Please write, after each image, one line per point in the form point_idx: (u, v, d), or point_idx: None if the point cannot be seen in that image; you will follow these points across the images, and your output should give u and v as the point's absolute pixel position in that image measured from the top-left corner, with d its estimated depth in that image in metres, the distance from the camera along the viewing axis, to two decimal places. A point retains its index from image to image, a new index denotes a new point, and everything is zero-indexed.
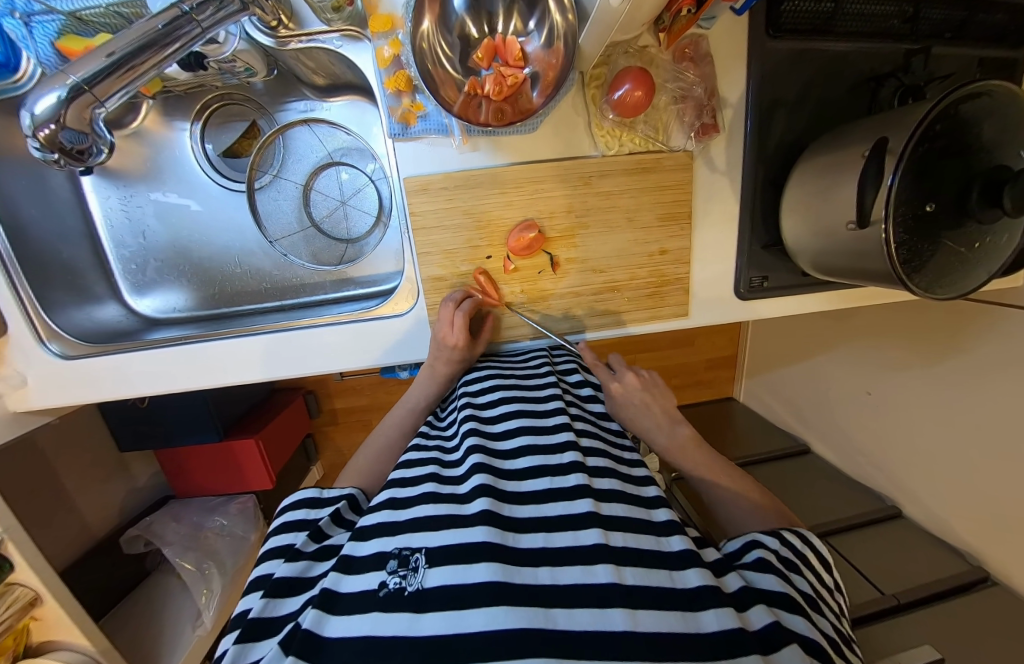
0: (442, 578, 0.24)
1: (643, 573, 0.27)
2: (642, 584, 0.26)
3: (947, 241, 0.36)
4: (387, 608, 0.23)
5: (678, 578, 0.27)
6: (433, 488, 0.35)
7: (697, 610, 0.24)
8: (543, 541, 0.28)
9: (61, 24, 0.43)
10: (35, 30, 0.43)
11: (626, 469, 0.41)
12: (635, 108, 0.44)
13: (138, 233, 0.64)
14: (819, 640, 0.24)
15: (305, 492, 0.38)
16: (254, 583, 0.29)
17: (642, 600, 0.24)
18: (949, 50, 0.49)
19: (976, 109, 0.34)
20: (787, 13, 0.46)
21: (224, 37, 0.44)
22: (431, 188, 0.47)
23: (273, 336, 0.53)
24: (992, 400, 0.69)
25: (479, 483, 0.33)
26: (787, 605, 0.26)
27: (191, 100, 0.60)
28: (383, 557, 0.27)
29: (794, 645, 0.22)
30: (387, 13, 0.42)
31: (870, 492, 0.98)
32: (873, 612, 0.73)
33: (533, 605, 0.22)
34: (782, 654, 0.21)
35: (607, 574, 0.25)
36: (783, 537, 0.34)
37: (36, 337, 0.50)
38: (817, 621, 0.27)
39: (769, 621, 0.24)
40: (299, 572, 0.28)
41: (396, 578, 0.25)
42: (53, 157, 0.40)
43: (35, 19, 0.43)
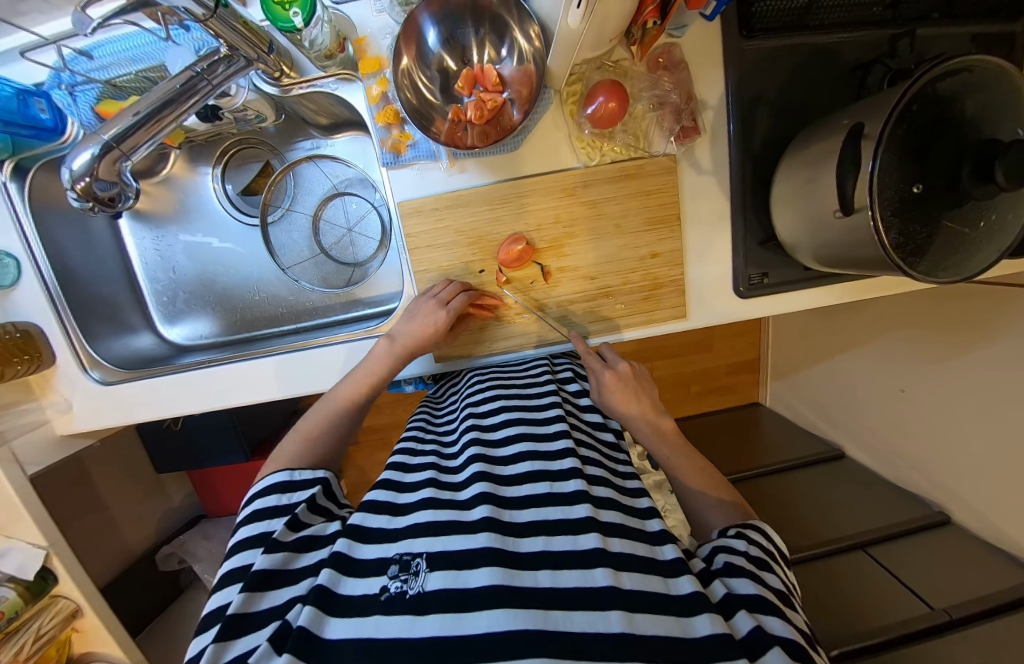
0: (443, 582, 0.25)
1: (640, 579, 0.26)
2: (639, 589, 0.25)
3: (945, 221, 0.35)
4: (389, 611, 0.23)
5: (672, 585, 0.27)
6: (432, 494, 0.35)
7: (690, 615, 0.24)
8: (543, 545, 0.28)
9: (99, 91, 0.50)
10: (78, 98, 0.50)
11: (620, 479, 0.41)
12: (611, 118, 0.45)
13: (168, 269, 0.70)
14: (796, 640, 0.24)
15: (274, 477, 0.37)
16: (228, 576, 0.30)
17: (641, 604, 0.24)
18: (938, 31, 0.48)
19: (955, 85, 0.34)
20: (759, 14, 0.47)
21: (236, 90, 0.49)
22: (423, 209, 0.50)
23: (286, 356, 0.57)
24: None
25: (479, 491, 0.34)
26: (764, 607, 0.26)
27: (212, 148, 0.67)
28: (385, 562, 0.28)
29: (777, 647, 0.22)
30: (375, 56, 0.46)
31: (915, 498, 0.90)
32: (925, 631, 0.66)
33: (532, 607, 0.22)
34: (771, 656, 0.21)
35: (604, 577, 0.25)
36: (749, 536, 0.35)
37: (80, 366, 0.56)
38: (790, 617, 0.27)
39: (754, 627, 0.24)
40: (279, 565, 0.29)
41: (397, 582, 0.26)
42: (88, 205, 0.45)
43: (78, 89, 0.50)
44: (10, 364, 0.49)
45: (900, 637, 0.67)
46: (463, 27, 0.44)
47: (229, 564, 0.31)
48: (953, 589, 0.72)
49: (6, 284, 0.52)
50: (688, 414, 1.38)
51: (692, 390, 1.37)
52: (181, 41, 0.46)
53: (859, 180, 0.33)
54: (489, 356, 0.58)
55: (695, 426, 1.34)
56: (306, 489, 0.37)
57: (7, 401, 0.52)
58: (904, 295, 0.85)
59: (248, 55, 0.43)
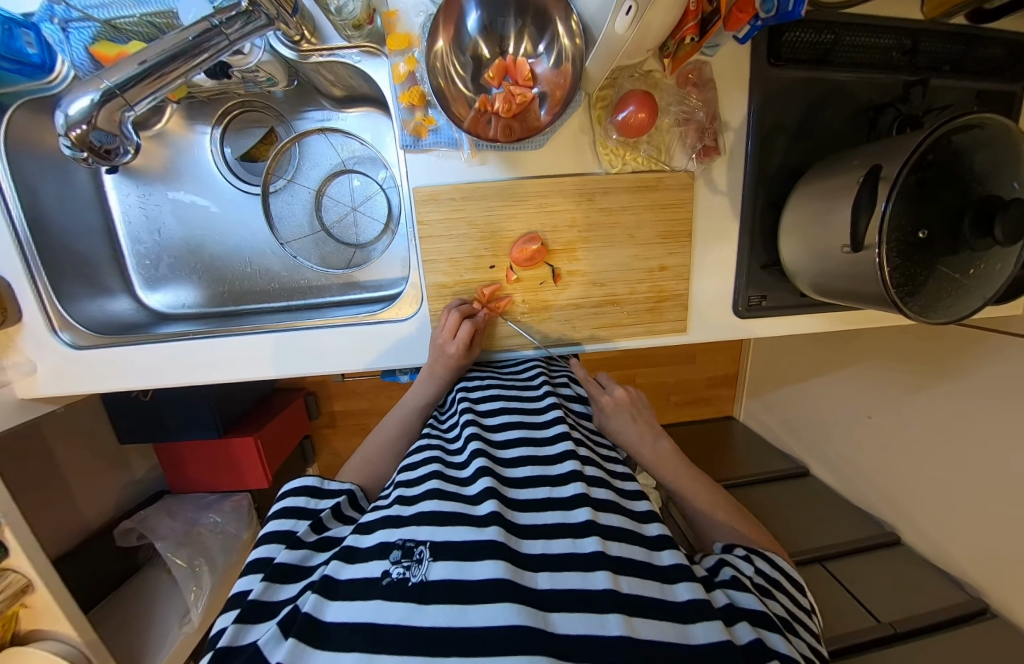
0: (447, 573, 0.24)
1: (638, 584, 0.26)
2: (637, 593, 0.25)
3: (941, 266, 0.37)
4: (391, 597, 0.22)
5: (668, 590, 0.27)
6: (437, 485, 0.34)
7: (686, 622, 0.24)
8: (543, 548, 0.28)
9: (96, 30, 0.46)
10: (71, 35, 0.46)
11: (617, 483, 0.41)
12: (639, 128, 0.45)
13: (154, 231, 0.66)
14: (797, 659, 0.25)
15: (304, 480, 0.38)
16: (252, 565, 0.30)
17: (639, 609, 0.24)
18: (941, 83, 0.52)
19: (969, 140, 0.36)
20: (788, 43, 0.49)
21: (251, 49, 0.48)
22: (439, 198, 0.49)
23: (282, 334, 0.54)
24: (992, 427, 0.69)
25: (485, 486, 0.33)
26: (766, 622, 0.27)
27: (212, 107, 0.63)
28: (386, 547, 0.27)
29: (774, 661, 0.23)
30: (404, 33, 0.45)
31: (870, 517, 0.96)
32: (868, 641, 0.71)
33: (534, 607, 0.22)
34: None
35: (603, 581, 0.25)
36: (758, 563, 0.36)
37: (49, 327, 0.52)
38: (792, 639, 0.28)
39: (755, 638, 0.25)
40: (298, 561, 0.29)
41: (400, 568, 0.25)
42: (82, 155, 0.43)
43: (73, 25, 0.46)
44: None
45: (851, 646, 0.72)
46: (504, 16, 0.43)
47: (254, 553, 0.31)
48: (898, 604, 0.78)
49: None
50: (667, 424, 1.42)
51: (673, 400, 1.41)
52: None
53: (873, 217, 0.34)
54: (494, 353, 0.57)
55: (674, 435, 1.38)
56: (332, 498, 0.38)
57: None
58: (882, 328, 0.90)
59: (270, 13, 0.40)
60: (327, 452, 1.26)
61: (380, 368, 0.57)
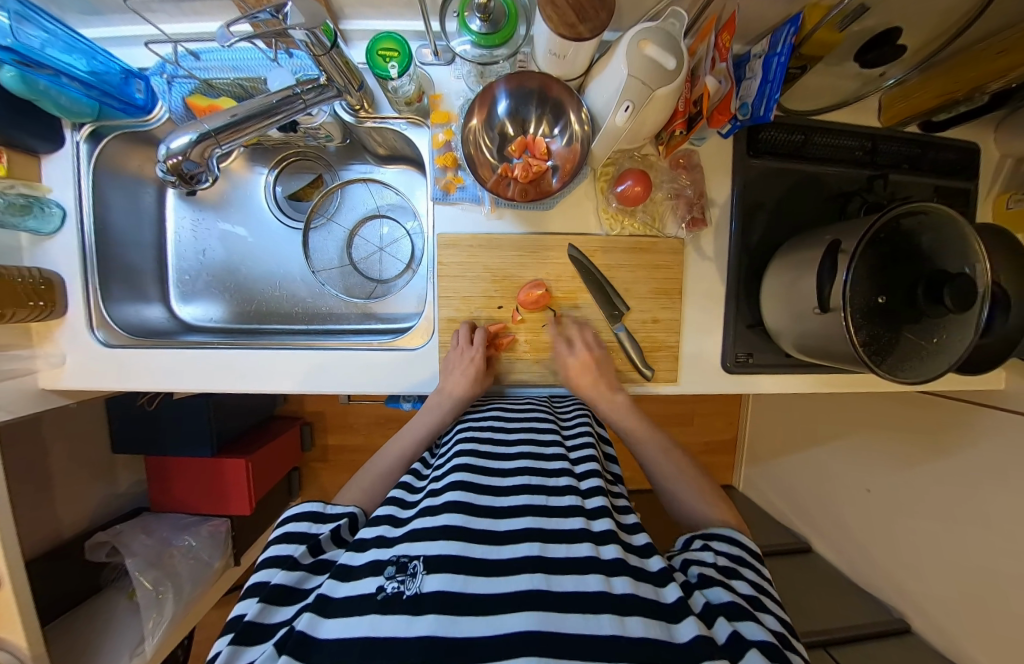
0: (441, 585, 0.25)
1: (633, 583, 0.27)
2: (631, 591, 0.26)
3: (906, 333, 0.43)
4: (386, 610, 0.23)
5: (660, 593, 0.28)
6: (430, 499, 0.35)
7: (676, 621, 0.25)
8: (538, 550, 0.29)
9: (194, 85, 0.58)
10: (173, 87, 0.57)
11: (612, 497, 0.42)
12: (635, 200, 0.53)
13: (199, 252, 0.72)
14: (773, 641, 0.25)
15: (306, 505, 0.39)
16: (251, 589, 0.30)
17: (633, 607, 0.25)
18: (903, 177, 0.60)
19: (915, 223, 0.43)
20: (765, 140, 0.57)
21: (318, 112, 0.57)
22: (459, 243, 0.55)
23: (300, 354, 0.58)
24: (992, 500, 0.68)
25: (452, 500, 0.33)
26: (739, 612, 0.27)
27: (272, 153, 0.71)
28: (380, 564, 0.28)
29: (754, 649, 0.23)
30: (446, 110, 0.55)
31: (882, 600, 0.89)
32: None
33: (528, 611, 0.23)
34: (746, 656, 0.22)
35: (597, 584, 0.26)
36: (715, 547, 0.36)
37: (88, 324, 0.57)
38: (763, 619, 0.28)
39: (732, 632, 0.25)
40: (295, 583, 0.30)
41: (394, 582, 0.26)
42: (171, 179, 0.52)
43: (177, 80, 0.57)
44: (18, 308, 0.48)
45: None
46: (527, 105, 0.52)
47: (252, 579, 0.32)
48: None
49: (45, 231, 0.54)
50: None
51: None
52: (283, 63, 0.56)
53: (835, 286, 0.41)
54: (502, 385, 0.60)
55: None
56: (334, 521, 0.38)
57: (8, 345, 0.52)
58: (875, 396, 0.92)
59: (339, 86, 0.51)
60: (314, 488, 1.22)
61: (384, 393, 0.60)
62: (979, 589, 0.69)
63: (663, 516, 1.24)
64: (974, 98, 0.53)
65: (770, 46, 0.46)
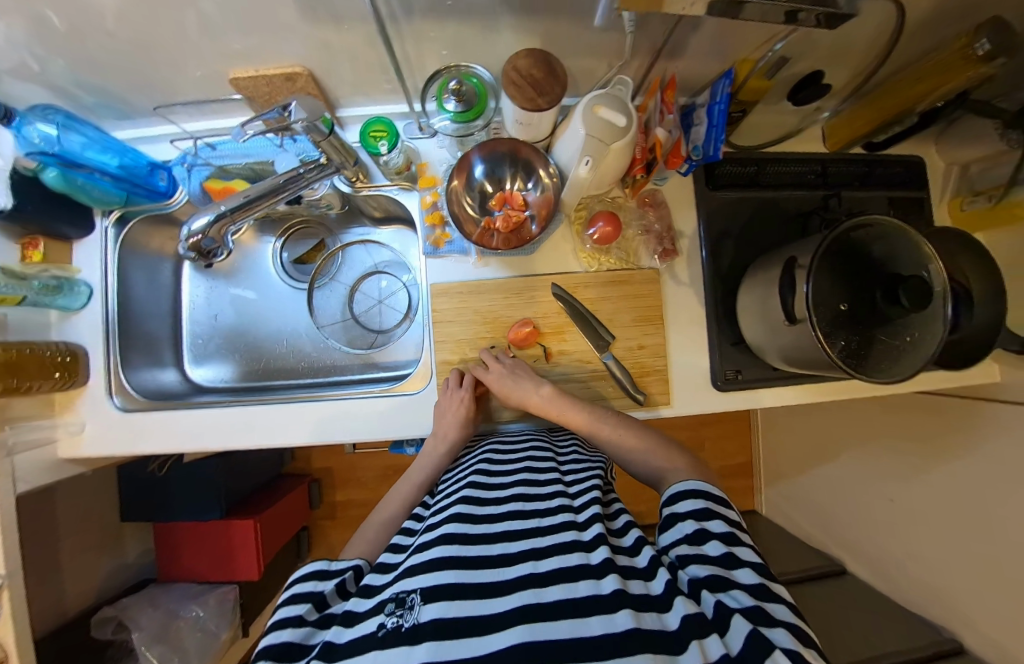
0: (437, 613, 0.26)
1: (622, 580, 0.29)
2: (621, 587, 0.28)
3: (879, 340, 0.47)
4: (387, 645, 0.25)
5: (649, 586, 0.30)
6: (428, 533, 0.37)
7: (666, 608, 0.27)
8: (531, 568, 0.30)
9: (210, 171, 0.65)
10: (192, 174, 0.65)
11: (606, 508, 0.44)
12: (607, 238, 0.58)
13: (211, 316, 0.77)
14: (758, 605, 0.27)
15: (310, 566, 0.39)
16: (261, 653, 0.30)
17: (622, 603, 0.26)
18: (856, 194, 0.65)
19: (865, 235, 0.48)
20: (721, 174, 0.63)
21: (318, 187, 0.64)
22: (450, 291, 0.60)
23: (306, 406, 0.61)
24: (1008, 490, 0.65)
25: (449, 530, 0.35)
26: (721, 584, 0.29)
27: (278, 223, 0.78)
28: (382, 604, 0.30)
29: (736, 614, 0.25)
30: (432, 175, 0.63)
31: (927, 620, 0.81)
32: None
33: (523, 622, 0.24)
34: (732, 624, 0.25)
35: (588, 587, 0.28)
36: (681, 512, 0.39)
37: (108, 391, 0.61)
38: (738, 570, 0.31)
39: (715, 601, 0.27)
40: (302, 639, 0.30)
41: (394, 618, 0.27)
42: (191, 255, 0.58)
43: (194, 168, 0.65)
44: (45, 379, 0.54)
45: None
46: (501, 166, 0.58)
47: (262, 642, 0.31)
48: None
49: (73, 307, 0.61)
50: None
51: None
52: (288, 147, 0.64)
53: (798, 297, 0.45)
54: (497, 424, 0.64)
55: None
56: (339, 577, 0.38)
57: (32, 416, 0.56)
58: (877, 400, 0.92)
59: (337, 163, 0.58)
60: (322, 549, 1.19)
61: (388, 439, 0.61)
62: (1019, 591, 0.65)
63: None
64: (904, 118, 0.58)
65: (711, 96, 0.53)
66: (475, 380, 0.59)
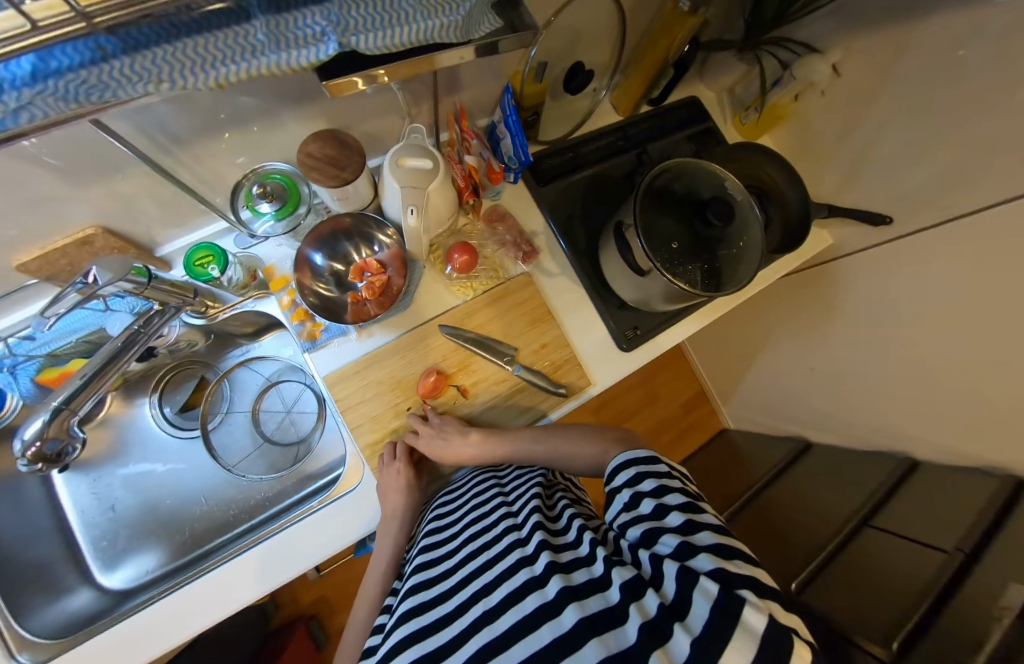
0: None
1: (564, 577, 0.31)
2: (563, 587, 0.30)
3: (721, 251, 0.54)
4: None
5: (606, 598, 0.29)
6: (392, 628, 0.36)
7: (622, 623, 0.26)
8: (484, 608, 0.31)
9: (40, 363, 0.58)
10: (18, 374, 0.58)
11: (550, 509, 0.45)
12: (467, 265, 0.61)
13: (107, 509, 0.67)
14: (721, 563, 0.28)
15: None
16: None
17: (565, 600, 0.28)
18: (660, 143, 0.74)
19: (666, 178, 0.55)
20: (546, 168, 0.69)
21: (169, 331, 0.61)
22: (346, 375, 0.58)
23: (240, 558, 0.54)
24: (889, 316, 0.77)
25: (406, 622, 0.35)
26: (688, 552, 0.30)
27: (146, 379, 0.71)
28: None
29: (701, 578, 0.26)
30: (282, 275, 0.62)
31: (886, 450, 0.91)
32: (945, 574, 0.56)
33: None
34: (692, 608, 0.25)
35: (534, 602, 0.29)
36: (636, 488, 0.40)
37: (8, 653, 0.51)
38: (699, 532, 0.33)
39: (678, 581, 0.27)
40: None
41: None
42: (36, 465, 0.51)
43: (19, 367, 0.57)
44: None
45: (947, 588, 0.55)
46: (338, 244, 0.58)
47: None
48: (943, 518, 0.67)
49: None
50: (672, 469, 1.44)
51: (664, 440, 1.47)
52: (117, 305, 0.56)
53: (636, 254, 0.53)
54: (444, 474, 0.64)
55: (693, 468, 1.33)
56: None
57: None
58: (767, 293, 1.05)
59: (175, 303, 0.54)
60: None
61: (347, 546, 0.57)
62: (923, 392, 0.76)
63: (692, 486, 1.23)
64: (666, 71, 0.68)
65: (502, 112, 0.58)
66: (409, 449, 0.58)
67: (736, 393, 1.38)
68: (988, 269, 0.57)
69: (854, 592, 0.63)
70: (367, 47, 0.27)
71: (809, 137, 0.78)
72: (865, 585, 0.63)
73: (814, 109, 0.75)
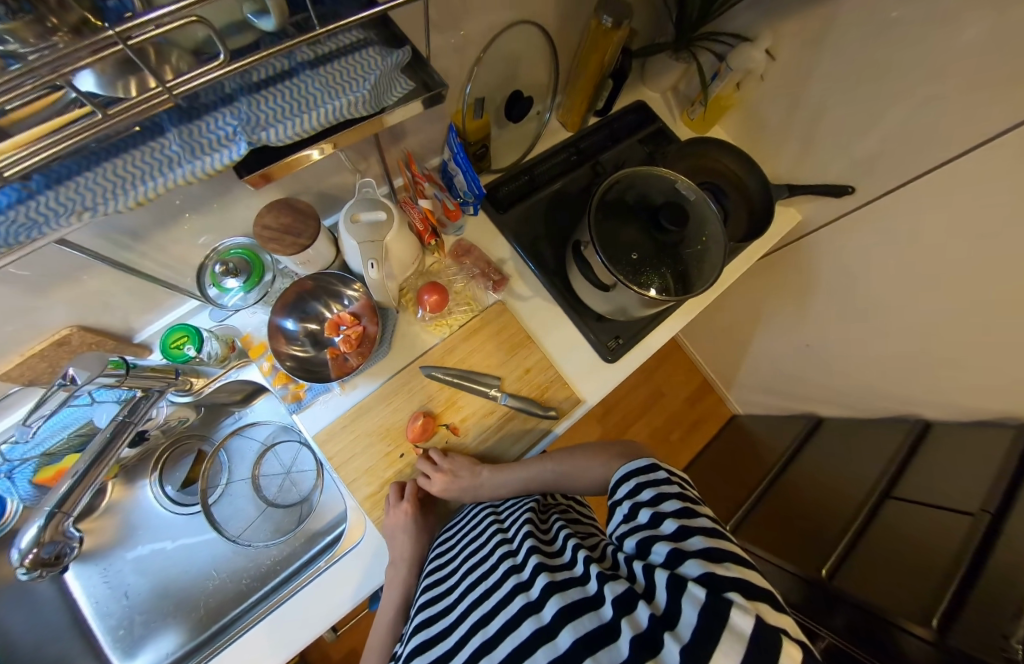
0: None
1: (561, 597, 0.30)
2: (558, 608, 0.29)
3: (686, 251, 0.54)
4: None
5: (599, 614, 0.28)
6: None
7: (616, 638, 0.25)
8: (482, 639, 0.31)
9: (36, 463, 0.59)
10: (16, 478, 0.58)
11: (545, 533, 0.44)
12: (439, 305, 0.61)
13: (120, 597, 0.67)
14: (709, 567, 0.27)
15: None
16: None
17: (561, 622, 0.28)
18: (613, 152, 0.75)
19: (617, 191, 0.56)
20: (505, 193, 0.70)
21: (158, 411, 0.61)
22: (334, 432, 0.58)
23: (250, 632, 0.53)
24: (872, 283, 0.76)
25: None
26: (678, 558, 0.29)
27: (145, 461, 0.72)
28: None
29: (689, 581, 0.26)
30: (260, 341, 0.63)
31: (898, 415, 0.89)
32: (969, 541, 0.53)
33: None
34: (681, 614, 0.24)
35: (529, 627, 0.29)
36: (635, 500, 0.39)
37: None
38: (692, 536, 0.32)
39: (668, 589, 0.26)
40: None
41: None
42: (35, 571, 0.51)
43: (16, 470, 0.58)
44: None
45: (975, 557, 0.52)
46: (307, 305, 0.59)
47: None
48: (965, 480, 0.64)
49: None
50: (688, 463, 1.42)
51: (675, 436, 1.46)
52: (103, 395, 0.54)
53: (597, 269, 0.54)
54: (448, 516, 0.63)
55: (707, 460, 1.31)
56: None
57: None
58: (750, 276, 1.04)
59: (160, 387, 0.55)
60: None
61: (357, 603, 0.56)
62: (921, 351, 0.74)
63: (709, 480, 1.21)
64: (606, 82, 0.68)
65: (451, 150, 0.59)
66: (418, 487, 0.58)
67: (737, 377, 1.37)
68: (959, 221, 0.56)
69: (887, 574, 0.60)
70: (277, 138, 0.27)
71: (758, 121, 0.79)
72: (896, 562, 0.60)
73: (757, 94, 0.76)
